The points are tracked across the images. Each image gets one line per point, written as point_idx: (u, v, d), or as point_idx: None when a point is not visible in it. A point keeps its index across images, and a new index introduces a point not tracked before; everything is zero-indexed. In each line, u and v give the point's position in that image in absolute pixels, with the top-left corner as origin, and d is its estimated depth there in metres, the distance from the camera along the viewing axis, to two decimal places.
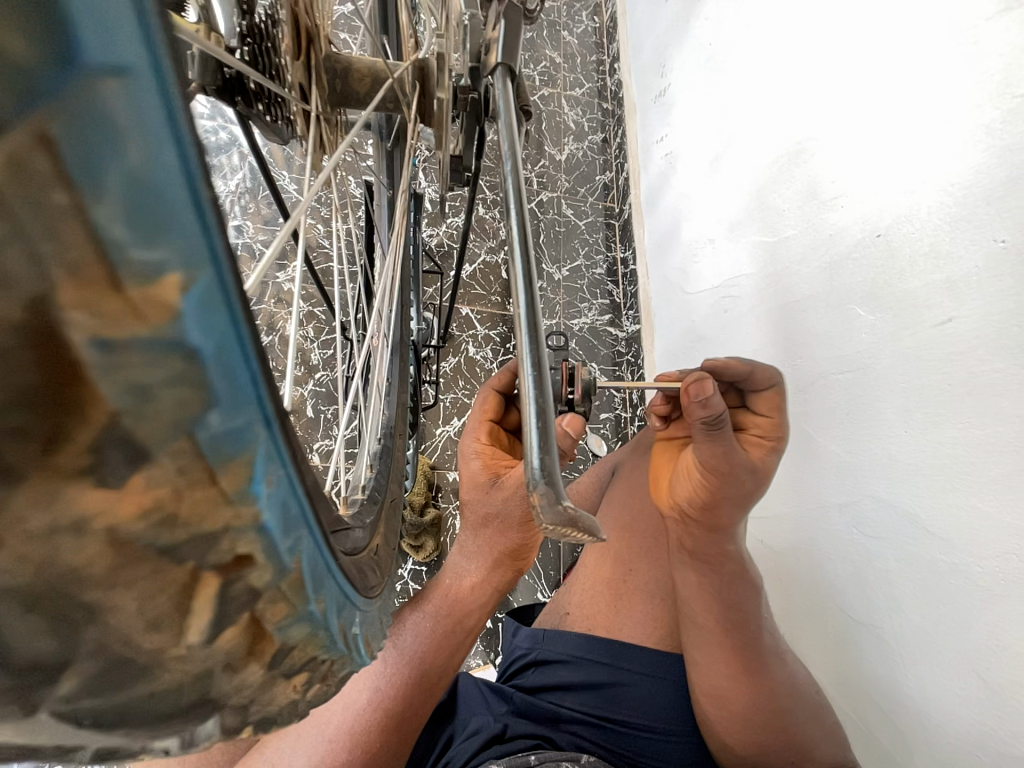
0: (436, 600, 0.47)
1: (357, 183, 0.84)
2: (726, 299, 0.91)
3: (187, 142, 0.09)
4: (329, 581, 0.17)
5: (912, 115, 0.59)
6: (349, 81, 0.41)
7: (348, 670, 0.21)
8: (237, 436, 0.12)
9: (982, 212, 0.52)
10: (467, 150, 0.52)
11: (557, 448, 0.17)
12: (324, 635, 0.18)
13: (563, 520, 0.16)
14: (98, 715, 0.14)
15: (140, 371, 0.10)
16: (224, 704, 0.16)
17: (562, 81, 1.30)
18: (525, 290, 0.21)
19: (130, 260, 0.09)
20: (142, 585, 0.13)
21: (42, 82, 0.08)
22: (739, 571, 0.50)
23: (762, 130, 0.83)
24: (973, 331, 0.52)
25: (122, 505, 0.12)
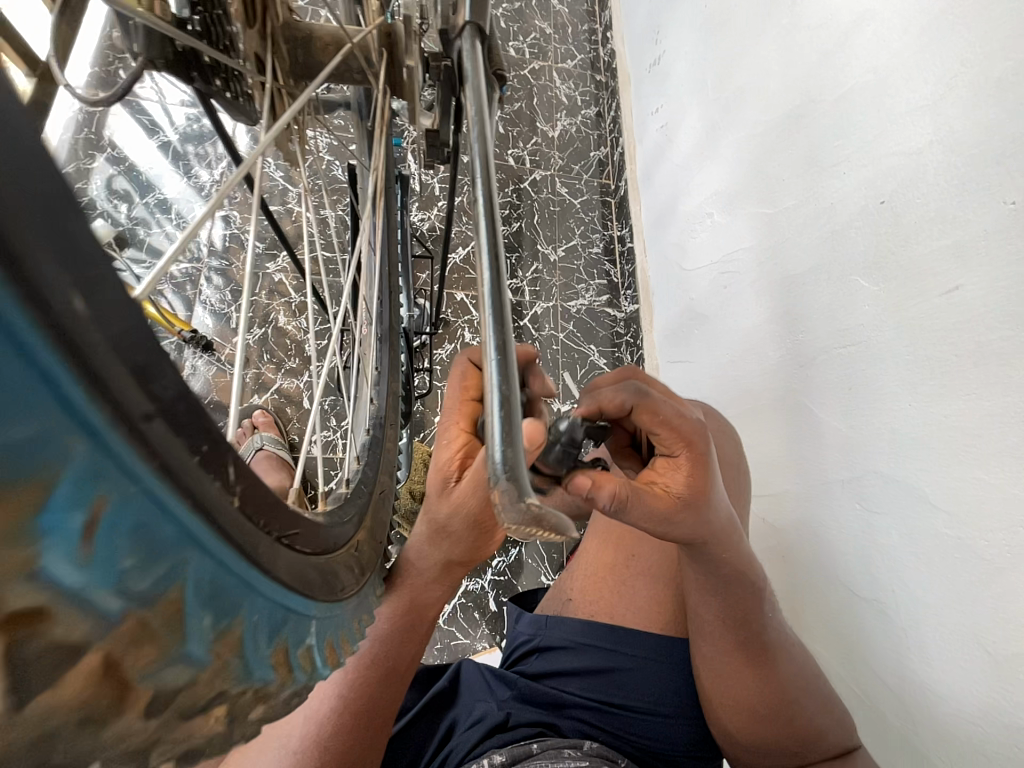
0: (393, 602, 0.45)
1: (342, 168, 0.82)
2: (725, 274, 0.88)
3: None
4: (247, 602, 0.18)
5: (920, 73, 0.56)
6: (311, 51, 0.39)
7: (289, 689, 0.22)
8: (31, 450, 0.11)
9: (990, 173, 0.49)
10: (443, 125, 0.49)
11: (523, 440, 0.16)
12: (236, 663, 0.18)
13: (527, 518, 0.16)
14: None
15: None
16: (104, 754, 0.16)
17: (553, 53, 1.26)
18: (494, 288, 0.19)
19: None
20: None
21: None
22: (736, 572, 0.45)
23: (762, 97, 0.79)
24: (980, 299, 0.50)
25: None
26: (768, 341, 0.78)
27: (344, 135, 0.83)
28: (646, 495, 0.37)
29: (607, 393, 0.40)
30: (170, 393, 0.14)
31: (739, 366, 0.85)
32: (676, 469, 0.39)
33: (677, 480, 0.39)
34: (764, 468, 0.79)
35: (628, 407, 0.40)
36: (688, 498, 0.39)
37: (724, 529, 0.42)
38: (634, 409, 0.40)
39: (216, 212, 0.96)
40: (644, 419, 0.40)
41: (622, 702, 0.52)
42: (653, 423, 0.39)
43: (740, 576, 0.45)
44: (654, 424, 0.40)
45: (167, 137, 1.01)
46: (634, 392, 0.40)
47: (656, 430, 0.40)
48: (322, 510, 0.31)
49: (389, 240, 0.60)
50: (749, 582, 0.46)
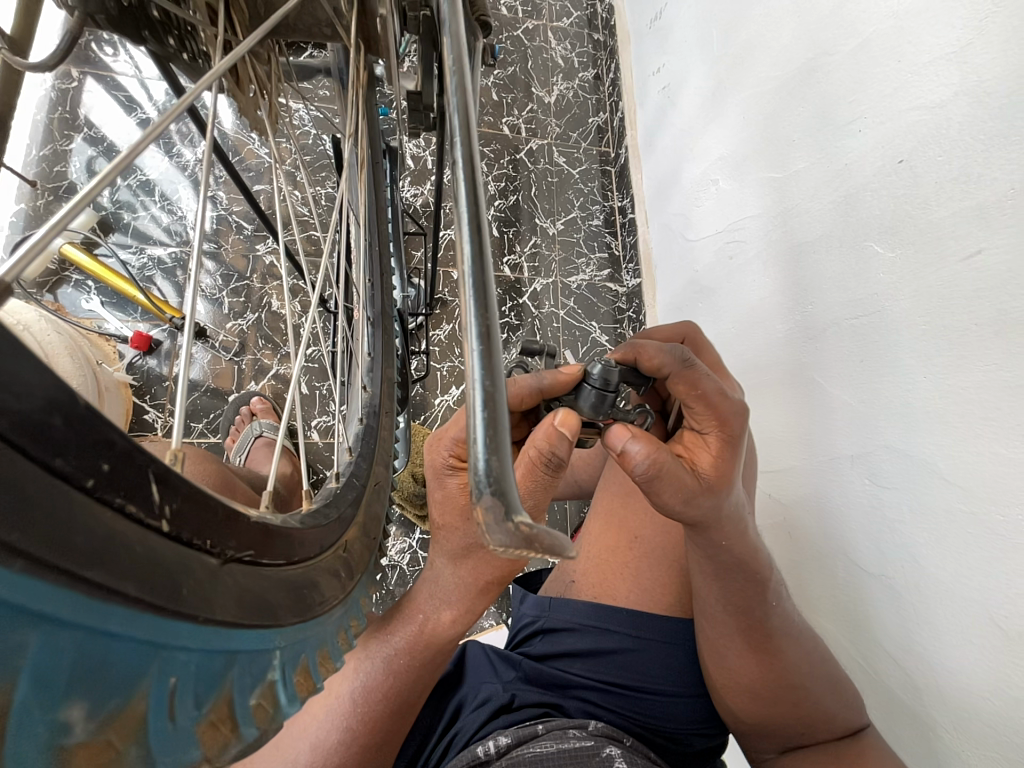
0: (410, 632, 0.41)
1: (327, 141, 0.78)
2: (731, 244, 0.85)
3: None
4: (149, 663, 0.18)
5: (944, 16, 0.52)
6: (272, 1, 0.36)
7: (228, 745, 0.22)
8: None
9: (1020, 125, 0.46)
10: (426, 85, 0.45)
11: (511, 447, 0.14)
12: (134, 739, 0.18)
13: (518, 541, 0.14)
14: None
15: None
16: None
17: (547, 12, 1.19)
18: (476, 265, 0.17)
19: None
20: None
21: None
22: (741, 554, 0.44)
23: (771, 50, 0.74)
24: (1002, 263, 0.47)
25: None
26: (776, 314, 0.75)
27: (328, 106, 0.78)
28: (679, 470, 0.38)
29: (652, 351, 0.40)
30: (33, 400, 0.14)
31: (744, 341, 0.82)
32: (702, 447, 0.41)
33: (704, 458, 0.40)
34: (771, 444, 0.77)
35: (669, 375, 0.40)
36: (712, 478, 0.40)
37: (729, 518, 0.42)
38: (673, 378, 0.40)
39: (201, 193, 0.93)
40: (679, 390, 0.40)
41: (627, 682, 0.52)
42: (689, 396, 0.40)
43: (741, 565, 0.44)
44: (691, 395, 0.40)
45: (145, 113, 0.96)
46: (678, 360, 0.40)
47: (693, 401, 0.40)
48: (305, 510, 0.30)
49: (378, 216, 0.57)
50: (752, 570, 0.45)
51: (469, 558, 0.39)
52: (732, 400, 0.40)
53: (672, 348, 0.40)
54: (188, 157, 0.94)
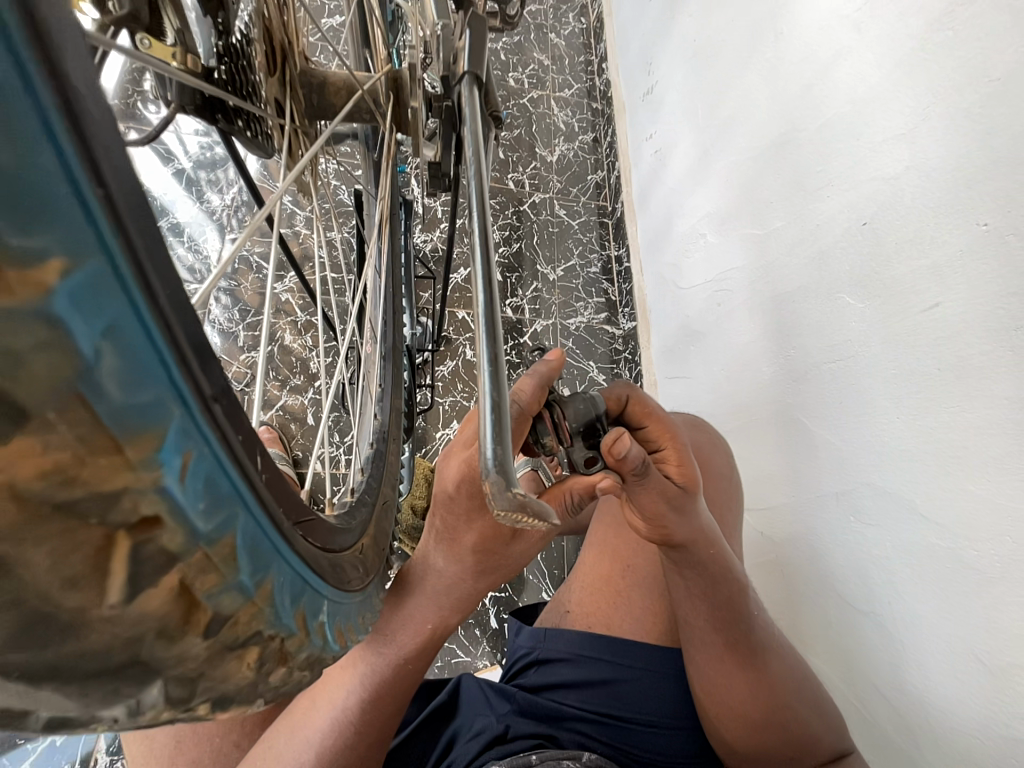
0: (417, 638, 0.42)
1: (348, 193, 0.86)
2: (719, 292, 0.91)
3: (68, 155, 0.12)
4: (277, 562, 0.21)
5: (893, 105, 0.60)
6: (325, 96, 0.44)
7: (307, 652, 0.24)
8: (145, 408, 0.14)
9: (963, 198, 0.52)
10: (444, 157, 0.52)
11: (511, 438, 0.18)
12: (269, 614, 0.21)
13: (513, 506, 0.17)
14: (28, 668, 0.15)
15: (13, 337, 0.12)
16: (166, 672, 0.18)
17: (550, 83, 1.32)
18: (486, 312, 0.24)
19: (7, 248, 0.11)
20: (52, 544, 0.14)
21: None
22: (720, 571, 0.46)
23: (750, 124, 0.83)
24: (959, 314, 0.52)
25: (22, 468, 0.13)
26: (761, 357, 0.81)
27: (351, 163, 0.87)
28: (662, 482, 0.40)
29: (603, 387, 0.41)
30: (219, 391, 0.17)
31: (735, 383, 0.87)
32: (665, 459, 0.42)
33: (670, 470, 0.42)
34: (758, 481, 0.80)
35: (624, 402, 0.41)
36: (683, 480, 0.42)
37: (698, 536, 0.44)
38: (630, 402, 0.41)
39: (226, 236, 1.01)
40: (637, 411, 0.42)
41: (618, 713, 0.53)
42: (644, 418, 0.42)
43: (724, 575, 0.46)
44: (644, 415, 0.42)
45: (181, 164, 1.05)
46: (629, 386, 0.42)
47: (645, 422, 0.42)
48: (334, 516, 0.35)
49: (393, 262, 0.62)
50: (733, 581, 0.47)
51: (479, 566, 0.41)
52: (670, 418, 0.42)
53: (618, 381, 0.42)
54: (216, 203, 1.04)
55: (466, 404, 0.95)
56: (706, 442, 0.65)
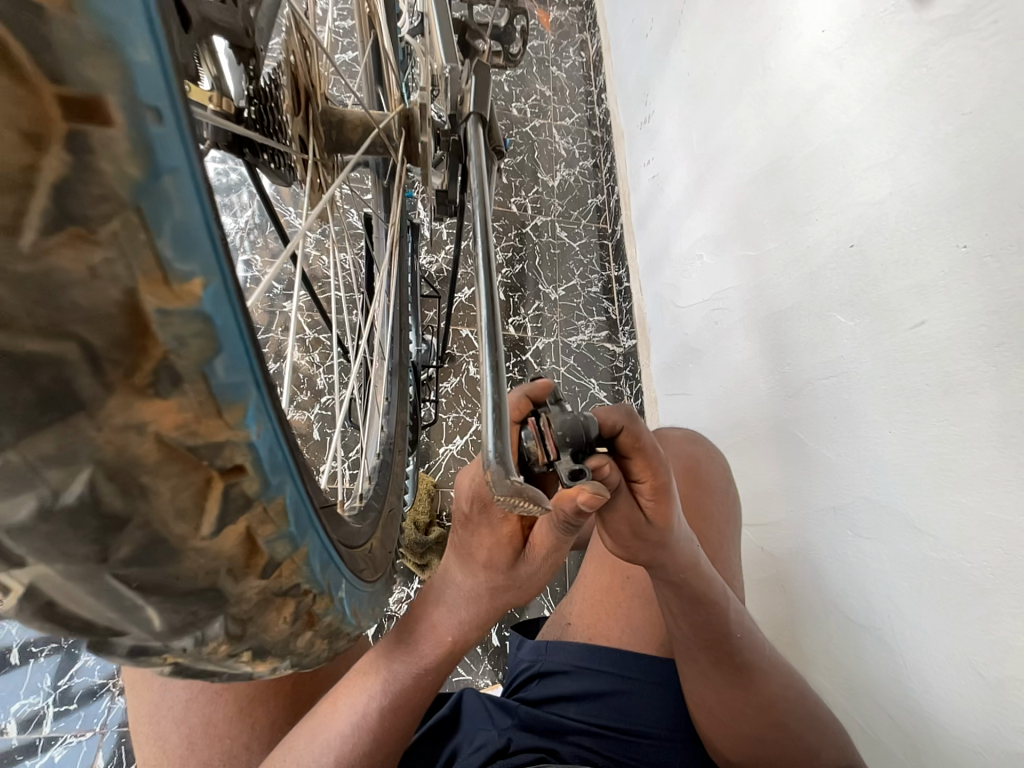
0: (437, 647, 0.43)
1: (357, 216, 0.90)
2: (716, 311, 0.94)
3: (207, 201, 0.14)
4: (314, 535, 0.22)
5: (875, 135, 0.63)
6: (344, 131, 0.48)
7: (331, 618, 0.26)
8: (232, 384, 0.16)
9: (943, 221, 0.55)
10: (452, 185, 0.56)
11: (510, 433, 0.21)
12: (306, 573, 0.23)
13: (511, 492, 0.21)
14: (144, 581, 0.17)
15: (179, 326, 0.14)
16: (229, 608, 0.20)
17: (552, 112, 1.38)
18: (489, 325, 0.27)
19: (176, 268, 0.14)
20: (174, 479, 0.16)
21: (135, 183, 0.13)
22: (700, 594, 0.46)
23: (743, 151, 0.87)
24: (945, 331, 0.54)
25: (164, 416, 0.15)
26: (758, 374, 0.82)
27: (361, 189, 0.91)
28: (629, 506, 0.42)
29: (600, 411, 0.38)
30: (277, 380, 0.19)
31: (733, 400, 0.88)
32: (642, 490, 0.41)
33: (645, 501, 0.42)
34: (757, 497, 0.81)
35: (618, 431, 0.38)
36: (651, 512, 0.42)
37: (675, 560, 0.45)
38: (623, 433, 0.39)
39: (239, 257, 1.05)
40: (627, 444, 0.39)
41: (620, 725, 0.53)
42: (633, 450, 0.40)
43: (703, 597, 0.47)
44: (635, 448, 0.40)
45: None
46: (626, 417, 0.38)
47: (632, 455, 0.40)
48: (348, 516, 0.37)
49: (400, 282, 0.66)
50: (713, 600, 0.47)
51: (493, 585, 0.41)
52: (655, 451, 0.40)
53: (619, 405, 0.39)
54: (230, 226, 1.08)
55: (469, 419, 0.97)
56: (704, 456, 0.66)
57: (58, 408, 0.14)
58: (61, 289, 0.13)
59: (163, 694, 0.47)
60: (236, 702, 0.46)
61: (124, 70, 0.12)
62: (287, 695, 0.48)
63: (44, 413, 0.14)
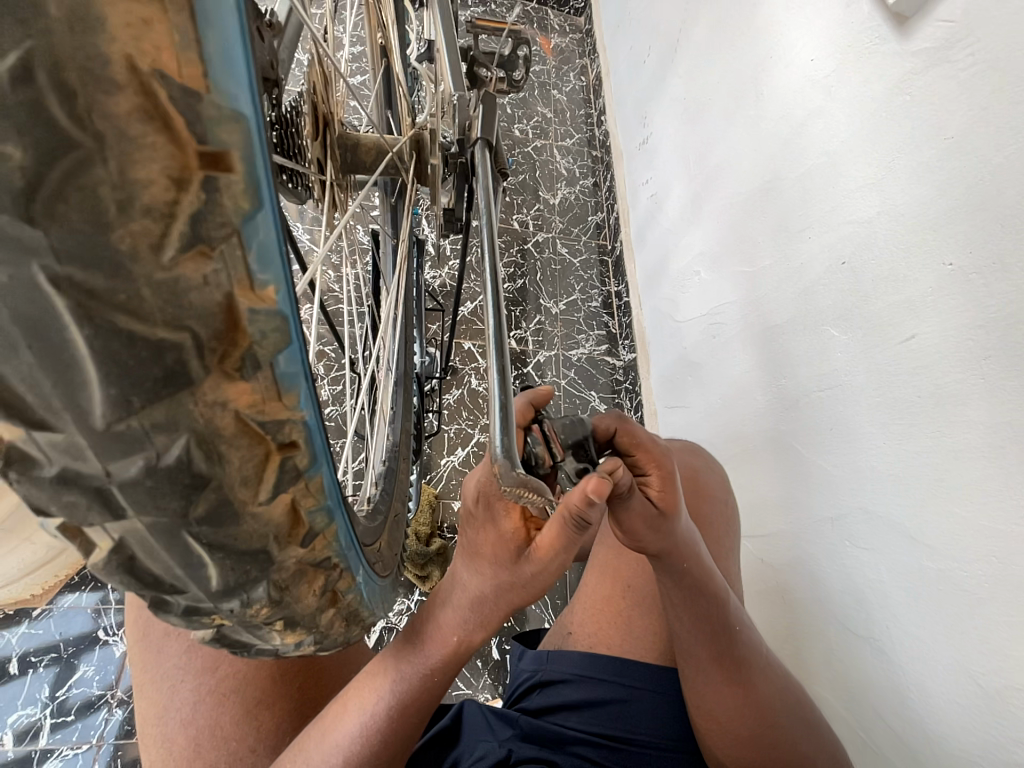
0: (444, 647, 0.43)
1: (364, 233, 0.93)
2: (714, 325, 0.96)
3: (281, 224, 0.16)
4: (339, 515, 0.24)
5: (863, 158, 0.66)
6: (358, 154, 0.50)
7: (353, 596, 0.28)
8: (287, 374, 0.18)
9: (928, 240, 0.57)
10: (458, 204, 0.59)
11: (514, 429, 0.23)
12: (333, 546, 0.24)
13: (515, 481, 0.24)
14: (210, 540, 0.19)
15: (260, 325, 0.16)
16: (272, 574, 0.22)
17: (553, 134, 1.42)
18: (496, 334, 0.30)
19: (259, 278, 0.16)
20: (244, 450, 0.18)
21: (240, 211, 0.15)
22: (700, 580, 0.47)
23: (738, 171, 0.90)
24: (935, 344, 0.56)
25: (239, 395, 0.17)
26: (755, 387, 0.84)
27: (369, 206, 0.95)
28: (642, 505, 0.43)
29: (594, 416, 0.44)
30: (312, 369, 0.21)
31: (730, 412, 0.90)
32: (648, 484, 0.45)
33: (652, 493, 0.44)
34: (756, 509, 0.82)
35: (613, 432, 0.44)
36: (661, 504, 0.44)
37: (676, 549, 0.45)
38: (617, 432, 0.44)
39: None
40: (625, 441, 0.44)
41: (621, 735, 0.53)
42: (632, 445, 0.45)
43: (702, 586, 0.47)
44: (632, 445, 0.45)
45: None
46: (617, 418, 0.44)
47: (633, 451, 0.45)
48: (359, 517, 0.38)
49: (407, 296, 0.68)
50: (714, 590, 0.48)
51: (499, 585, 0.41)
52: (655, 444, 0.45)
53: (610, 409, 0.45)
54: None
55: (471, 431, 0.99)
56: (702, 465, 0.68)
57: (170, 385, 0.16)
58: (184, 293, 0.15)
59: (171, 697, 0.47)
60: (241, 707, 0.47)
61: (241, 125, 0.14)
62: (293, 700, 0.48)
63: (164, 388, 0.16)
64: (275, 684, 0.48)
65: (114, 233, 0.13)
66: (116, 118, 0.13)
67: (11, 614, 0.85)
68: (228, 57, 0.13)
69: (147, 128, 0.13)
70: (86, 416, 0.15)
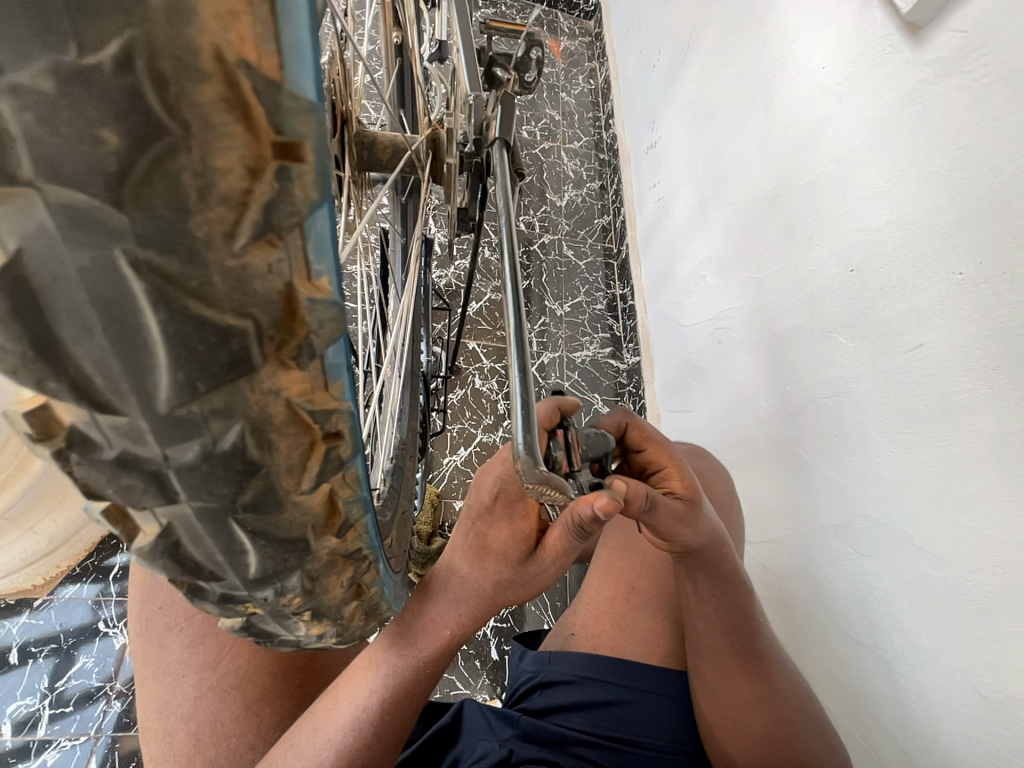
0: (438, 640, 0.43)
1: None
2: (719, 330, 0.96)
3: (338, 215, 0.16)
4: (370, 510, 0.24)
5: (873, 165, 0.66)
6: (374, 152, 0.50)
7: (376, 591, 0.28)
8: (335, 365, 0.18)
9: (938, 249, 0.57)
10: (471, 203, 0.59)
11: (536, 427, 0.23)
12: (364, 540, 0.24)
13: (538, 479, 0.24)
14: (255, 526, 0.20)
15: (318, 315, 0.16)
16: (307, 563, 0.22)
17: (561, 136, 1.43)
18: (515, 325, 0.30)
19: (318, 269, 0.16)
20: (293, 438, 0.18)
21: (306, 202, 0.15)
22: (730, 573, 0.48)
23: (747, 176, 0.90)
24: (943, 354, 0.56)
25: (291, 382, 0.17)
26: (760, 393, 0.84)
27: None
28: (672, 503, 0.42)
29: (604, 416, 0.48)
30: None
31: (734, 417, 0.90)
32: (668, 477, 0.46)
33: (675, 485, 0.46)
34: (759, 515, 0.82)
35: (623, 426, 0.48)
36: (688, 491, 0.46)
37: (714, 540, 0.46)
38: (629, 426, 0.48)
39: None
40: (636, 435, 0.48)
41: (623, 737, 0.53)
42: (642, 439, 0.48)
43: (732, 580, 0.48)
44: (642, 439, 0.48)
45: None
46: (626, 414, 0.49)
47: (643, 444, 0.48)
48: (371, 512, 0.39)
49: (415, 294, 0.68)
50: (741, 586, 0.49)
51: (498, 579, 0.41)
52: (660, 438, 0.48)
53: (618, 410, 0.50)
54: None
55: (474, 431, 0.99)
56: (709, 469, 0.68)
57: (230, 371, 0.16)
58: (250, 280, 0.15)
59: (173, 691, 0.47)
60: (243, 702, 0.47)
61: (314, 115, 0.14)
62: (294, 696, 0.49)
63: (229, 374, 0.16)
64: (277, 680, 0.48)
65: (191, 220, 0.14)
66: (203, 106, 0.13)
67: (13, 604, 0.86)
68: (301, 49, 0.13)
69: (231, 118, 0.13)
70: (150, 399, 0.16)
